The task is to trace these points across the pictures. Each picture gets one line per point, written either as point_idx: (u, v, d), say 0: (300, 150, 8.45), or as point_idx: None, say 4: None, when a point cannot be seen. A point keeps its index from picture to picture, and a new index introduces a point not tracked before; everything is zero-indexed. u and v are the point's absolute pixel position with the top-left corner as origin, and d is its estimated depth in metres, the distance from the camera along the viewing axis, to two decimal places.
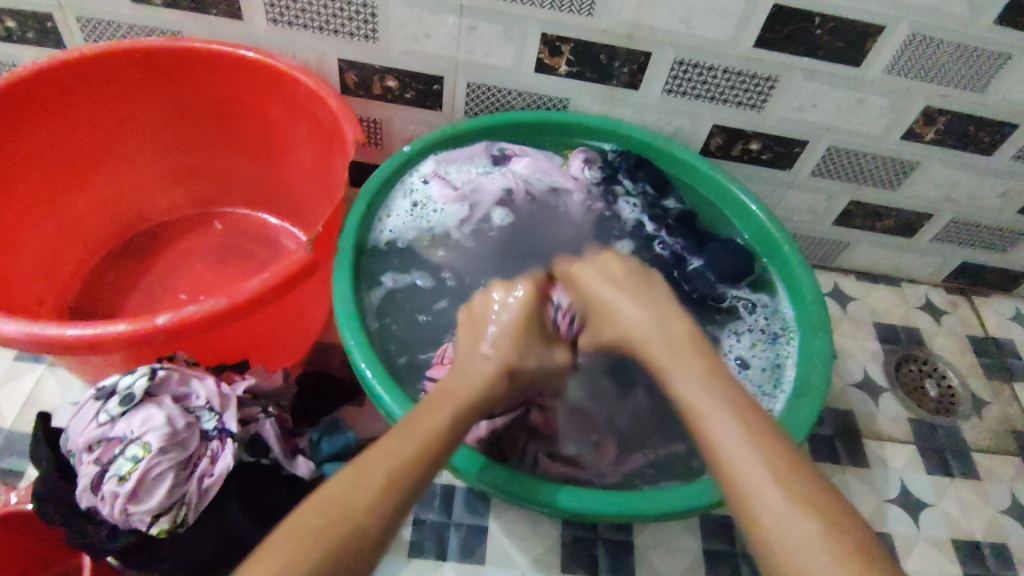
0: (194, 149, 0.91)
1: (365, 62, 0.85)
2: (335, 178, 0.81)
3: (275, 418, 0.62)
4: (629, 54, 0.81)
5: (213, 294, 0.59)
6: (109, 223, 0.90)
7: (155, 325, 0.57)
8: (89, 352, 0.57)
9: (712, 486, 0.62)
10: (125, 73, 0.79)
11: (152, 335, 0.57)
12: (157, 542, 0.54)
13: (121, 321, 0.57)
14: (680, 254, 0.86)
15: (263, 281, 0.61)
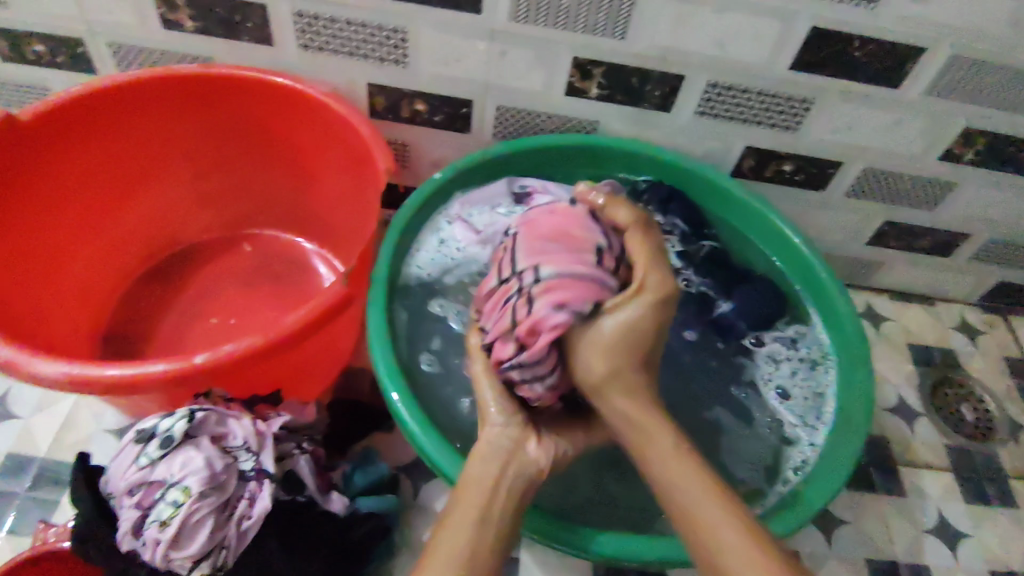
0: (225, 173, 0.92)
1: (395, 86, 0.84)
2: (367, 205, 0.81)
3: (309, 454, 0.63)
4: (661, 77, 0.80)
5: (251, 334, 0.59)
6: (142, 248, 0.91)
7: (193, 365, 0.58)
8: (128, 392, 0.57)
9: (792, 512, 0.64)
10: (158, 100, 0.80)
11: (190, 374, 0.58)
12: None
13: (159, 361, 0.57)
14: (707, 296, 0.83)
15: (298, 317, 0.61)
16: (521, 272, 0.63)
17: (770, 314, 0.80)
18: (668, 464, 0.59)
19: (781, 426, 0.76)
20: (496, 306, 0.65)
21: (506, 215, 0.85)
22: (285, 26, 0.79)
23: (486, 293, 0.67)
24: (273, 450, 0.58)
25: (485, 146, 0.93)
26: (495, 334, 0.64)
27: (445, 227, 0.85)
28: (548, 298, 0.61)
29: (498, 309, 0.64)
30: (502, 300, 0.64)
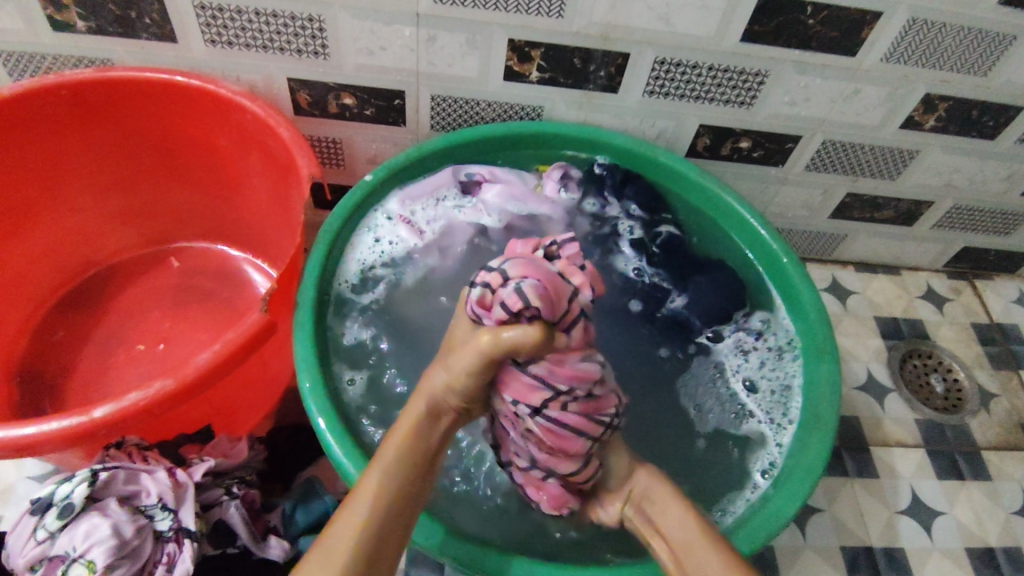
0: (140, 184, 0.84)
1: (318, 80, 0.77)
2: (293, 212, 0.74)
3: (241, 499, 0.59)
4: (605, 56, 0.74)
5: (158, 378, 0.53)
6: (54, 274, 0.84)
7: (93, 420, 0.51)
8: (22, 455, 0.51)
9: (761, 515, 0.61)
10: (52, 110, 0.72)
11: (92, 429, 0.51)
12: None
13: (56, 417, 0.51)
14: (661, 288, 0.78)
15: (212, 354, 0.54)
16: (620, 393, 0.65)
17: (729, 307, 0.75)
18: (676, 516, 0.56)
19: (747, 417, 0.72)
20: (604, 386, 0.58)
21: (455, 210, 0.81)
22: (187, 21, 0.71)
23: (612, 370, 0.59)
24: (194, 503, 0.55)
25: (424, 138, 0.86)
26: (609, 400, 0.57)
27: (383, 226, 0.76)
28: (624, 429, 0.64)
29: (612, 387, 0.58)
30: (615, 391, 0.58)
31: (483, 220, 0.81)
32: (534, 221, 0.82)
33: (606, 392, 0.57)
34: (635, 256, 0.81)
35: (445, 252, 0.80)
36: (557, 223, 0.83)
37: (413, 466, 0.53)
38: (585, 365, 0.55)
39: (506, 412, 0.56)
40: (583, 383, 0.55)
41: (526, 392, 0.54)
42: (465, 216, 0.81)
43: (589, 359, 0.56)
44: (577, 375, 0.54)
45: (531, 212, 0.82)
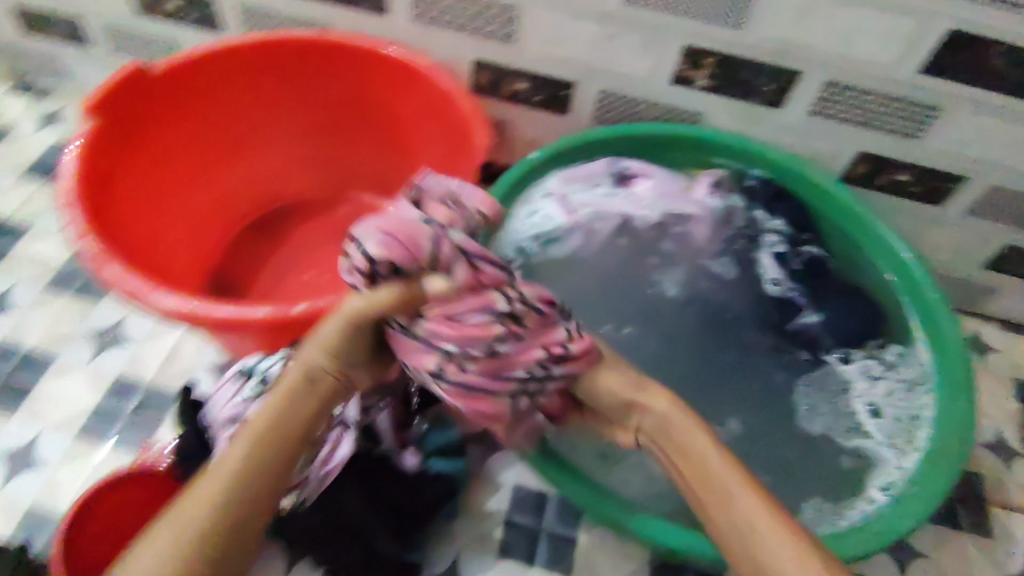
0: (330, 136, 0.96)
1: (500, 63, 0.85)
2: (461, 177, 0.82)
3: (388, 412, 0.71)
4: (775, 72, 0.77)
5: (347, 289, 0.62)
6: (250, 202, 0.97)
7: (291, 313, 0.61)
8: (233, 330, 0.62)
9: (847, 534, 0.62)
10: (276, 62, 0.84)
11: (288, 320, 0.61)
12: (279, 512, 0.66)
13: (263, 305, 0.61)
14: (796, 303, 0.79)
15: None
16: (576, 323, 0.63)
17: (863, 330, 0.77)
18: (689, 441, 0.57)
19: (865, 440, 0.73)
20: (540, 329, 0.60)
21: (606, 196, 0.84)
22: None
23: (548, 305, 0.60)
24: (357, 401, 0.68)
25: (585, 129, 0.92)
26: (537, 345, 0.60)
27: (539, 201, 0.83)
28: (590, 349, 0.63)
29: (541, 332, 0.60)
30: (552, 329, 0.60)
31: (633, 211, 0.85)
32: (682, 219, 0.85)
33: (525, 339, 0.59)
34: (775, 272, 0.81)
35: (591, 235, 0.84)
36: (703, 226, 0.85)
37: (290, 426, 0.54)
38: (485, 320, 0.57)
39: (416, 373, 0.62)
40: (479, 342, 0.57)
41: (417, 353, 0.59)
42: (617, 203, 0.84)
43: (485, 310, 0.57)
44: (464, 336, 0.57)
45: (680, 211, 0.84)
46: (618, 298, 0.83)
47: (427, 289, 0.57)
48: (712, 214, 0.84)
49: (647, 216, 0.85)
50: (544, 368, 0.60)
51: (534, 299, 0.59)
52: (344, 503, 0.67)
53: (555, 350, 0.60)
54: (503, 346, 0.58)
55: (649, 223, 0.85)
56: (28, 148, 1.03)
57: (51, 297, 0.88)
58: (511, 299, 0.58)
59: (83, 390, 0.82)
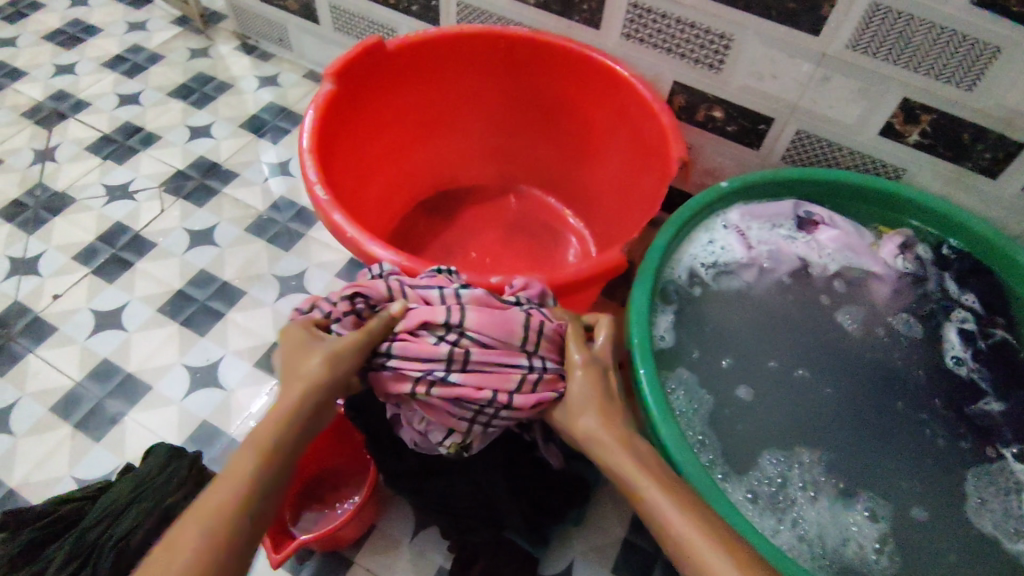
0: (516, 131, 1.01)
1: (700, 89, 0.86)
2: (650, 189, 0.85)
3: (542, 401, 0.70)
4: (1000, 140, 0.73)
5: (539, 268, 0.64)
6: (429, 178, 1.03)
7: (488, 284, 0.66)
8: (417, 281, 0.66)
9: None
10: (488, 56, 0.90)
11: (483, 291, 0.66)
12: (428, 474, 0.68)
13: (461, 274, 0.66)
14: (979, 388, 0.72)
15: (580, 269, 0.66)
16: (541, 361, 0.62)
17: None
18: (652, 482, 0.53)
19: None
20: (499, 369, 0.60)
21: (786, 238, 0.82)
22: (617, 14, 0.84)
23: (495, 339, 0.60)
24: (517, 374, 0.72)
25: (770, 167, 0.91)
26: (487, 384, 0.59)
27: (719, 230, 0.81)
28: (553, 390, 0.61)
29: (502, 366, 0.60)
30: (503, 356, 0.60)
31: (813, 258, 0.81)
32: (862, 275, 0.81)
33: (476, 362, 0.59)
34: (956, 346, 0.75)
35: (764, 274, 0.81)
36: (884, 285, 0.80)
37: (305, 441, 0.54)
38: (434, 339, 0.60)
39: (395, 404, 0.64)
40: (435, 364, 0.59)
41: (390, 383, 0.61)
42: (796, 246, 0.81)
43: (428, 334, 0.60)
44: (420, 360, 0.59)
45: (861, 266, 0.80)
46: (787, 347, 0.76)
47: (393, 313, 0.61)
48: (898, 275, 0.80)
49: (826, 264, 0.81)
50: (503, 401, 0.60)
51: (484, 326, 0.60)
52: (490, 483, 0.67)
53: (503, 397, 0.60)
54: (448, 375, 0.59)
55: (828, 272, 0.81)
56: (247, 103, 1.15)
57: (249, 238, 0.98)
58: (451, 327, 0.60)
59: (264, 326, 0.91)
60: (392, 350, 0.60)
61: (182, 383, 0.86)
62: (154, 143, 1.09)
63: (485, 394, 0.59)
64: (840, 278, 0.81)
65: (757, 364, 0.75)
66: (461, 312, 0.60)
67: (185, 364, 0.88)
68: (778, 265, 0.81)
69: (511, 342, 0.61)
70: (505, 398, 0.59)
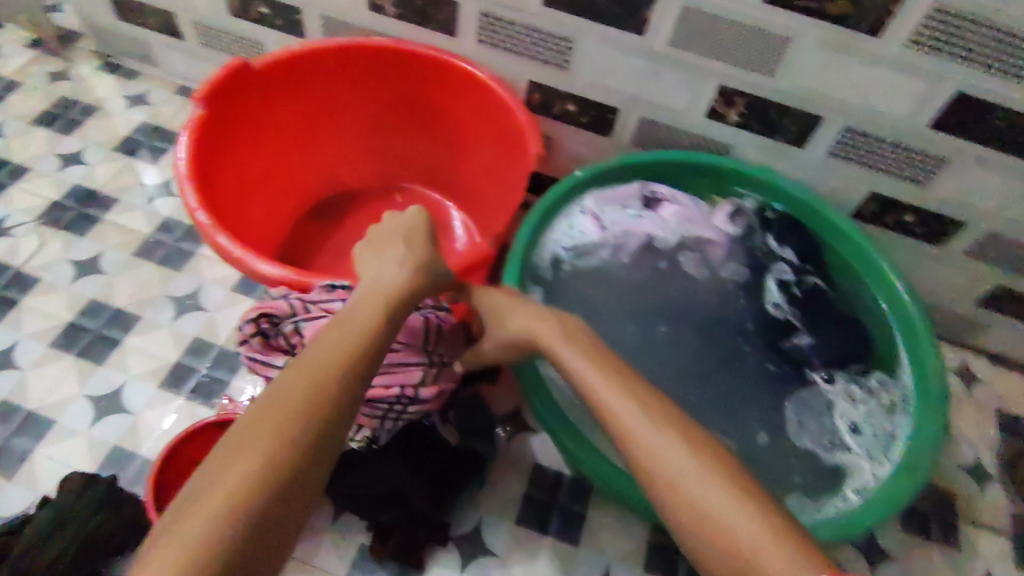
0: (391, 132, 1.07)
1: (553, 85, 0.95)
2: (515, 180, 0.93)
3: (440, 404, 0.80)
4: (801, 115, 0.86)
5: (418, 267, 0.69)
6: (315, 184, 1.08)
7: None
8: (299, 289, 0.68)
9: (820, 527, 0.71)
10: (355, 65, 0.95)
11: None
12: (341, 475, 0.76)
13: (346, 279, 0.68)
14: (793, 325, 0.88)
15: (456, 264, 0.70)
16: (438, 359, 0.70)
17: (844, 359, 0.85)
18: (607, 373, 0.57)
19: (846, 450, 0.80)
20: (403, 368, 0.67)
21: (635, 217, 0.95)
22: (471, 22, 0.91)
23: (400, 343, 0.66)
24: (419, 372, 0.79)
25: (622, 149, 1.01)
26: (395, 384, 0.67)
27: (576, 217, 0.93)
28: (449, 380, 0.72)
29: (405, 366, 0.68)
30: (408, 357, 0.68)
31: (657, 233, 0.95)
32: (701, 243, 0.95)
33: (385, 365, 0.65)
34: (775, 293, 0.91)
35: (618, 250, 0.95)
36: (719, 248, 0.95)
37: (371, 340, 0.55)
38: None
39: None
40: None
41: None
42: (643, 224, 0.95)
43: None
44: None
45: (699, 235, 0.95)
46: (641, 315, 0.91)
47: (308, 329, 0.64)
48: (728, 239, 0.95)
49: (669, 237, 0.96)
50: (410, 396, 0.68)
51: None
52: (395, 473, 0.76)
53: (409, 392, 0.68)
54: None
55: (671, 243, 0.95)
56: (118, 125, 1.14)
57: (137, 262, 1.00)
58: None
59: (164, 347, 0.93)
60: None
61: (87, 413, 0.88)
62: (24, 175, 1.07)
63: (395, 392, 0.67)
64: (684, 246, 0.96)
65: (615, 330, 0.90)
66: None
67: (87, 394, 0.89)
68: (629, 240, 0.95)
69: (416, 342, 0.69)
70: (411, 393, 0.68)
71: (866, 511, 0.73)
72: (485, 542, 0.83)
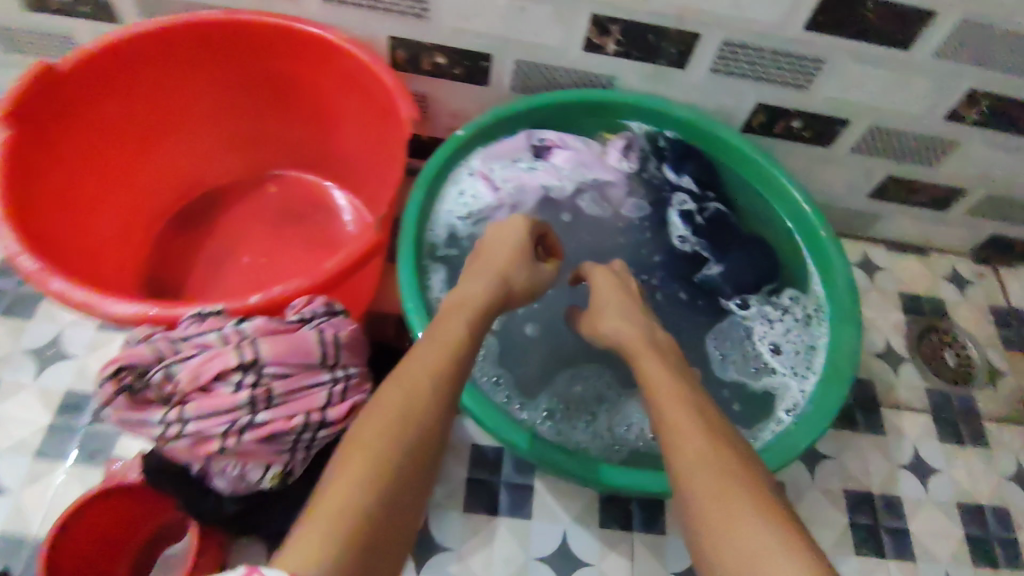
0: (247, 116, 0.95)
1: (416, 39, 0.86)
2: (392, 149, 0.85)
3: None
4: (678, 35, 0.81)
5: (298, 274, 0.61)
6: (169, 191, 0.96)
7: (249, 304, 0.60)
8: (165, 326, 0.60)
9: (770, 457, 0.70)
10: (187, 47, 0.83)
11: (248, 312, 0.60)
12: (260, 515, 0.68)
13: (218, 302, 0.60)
14: (702, 256, 0.88)
15: (340, 261, 0.62)
16: (344, 369, 0.61)
17: (754, 283, 0.85)
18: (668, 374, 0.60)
19: (772, 372, 0.82)
20: (304, 387, 0.58)
21: (528, 171, 0.91)
22: None
23: (291, 361, 0.57)
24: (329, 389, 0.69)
25: (503, 98, 0.94)
26: (297, 409, 0.57)
27: (465, 180, 0.88)
28: (361, 392, 0.62)
29: (307, 387, 0.58)
30: (307, 379, 0.58)
31: (554, 185, 0.93)
32: (598, 184, 0.94)
33: (282, 395, 0.57)
34: (679, 226, 0.91)
35: (515, 209, 0.91)
36: (617, 187, 0.94)
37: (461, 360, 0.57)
38: (231, 387, 0.55)
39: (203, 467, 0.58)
40: (236, 411, 0.55)
41: (195, 448, 0.55)
42: (539, 177, 0.92)
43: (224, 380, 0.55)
44: (220, 409, 0.55)
45: (596, 177, 0.93)
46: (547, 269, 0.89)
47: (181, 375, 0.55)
48: (625, 176, 0.94)
49: (564, 185, 0.93)
50: (318, 421, 0.58)
51: (279, 356, 0.57)
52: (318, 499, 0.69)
53: (316, 414, 0.57)
54: (255, 414, 0.55)
55: (567, 192, 0.94)
56: None
57: None
58: (246, 365, 0.56)
59: (30, 411, 0.81)
60: (185, 414, 0.55)
61: None
62: None
63: (300, 418, 0.57)
64: (581, 191, 0.94)
65: None
66: (251, 348, 0.56)
67: None
68: (525, 196, 0.92)
69: (312, 361, 0.58)
70: (319, 413, 0.58)
71: (800, 429, 0.72)
72: (437, 538, 0.79)
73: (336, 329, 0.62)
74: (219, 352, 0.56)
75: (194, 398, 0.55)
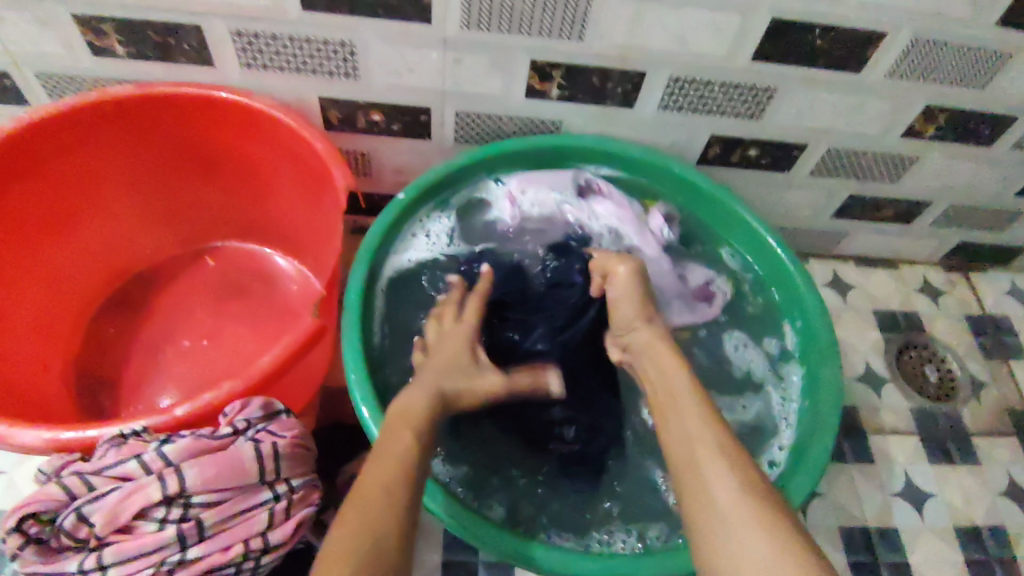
0: (177, 188, 0.90)
1: (347, 98, 0.80)
2: (329, 216, 0.80)
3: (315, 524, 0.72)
4: (623, 75, 0.77)
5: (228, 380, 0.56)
6: (99, 275, 0.90)
7: (173, 417, 0.55)
8: (80, 451, 0.55)
9: None
10: (100, 126, 0.77)
11: (173, 425, 0.56)
12: None
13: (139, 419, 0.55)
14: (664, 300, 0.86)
15: (275, 355, 0.58)
16: (285, 483, 0.58)
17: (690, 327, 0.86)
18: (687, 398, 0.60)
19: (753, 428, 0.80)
20: (239, 513, 0.55)
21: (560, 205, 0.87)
22: (224, 47, 0.74)
23: (222, 487, 0.55)
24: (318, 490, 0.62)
25: (449, 151, 0.90)
26: (232, 540, 0.54)
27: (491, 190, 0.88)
28: (307, 504, 0.59)
29: (241, 514, 0.56)
30: (244, 502, 0.56)
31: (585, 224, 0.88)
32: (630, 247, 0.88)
33: (213, 526, 0.55)
34: None
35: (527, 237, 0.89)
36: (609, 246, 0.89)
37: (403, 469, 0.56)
38: (155, 523, 0.53)
39: None
40: (164, 550, 0.53)
41: None
42: (568, 212, 0.88)
43: (150, 518, 0.53)
44: (145, 550, 0.52)
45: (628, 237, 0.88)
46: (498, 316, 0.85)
47: (100, 518, 0.53)
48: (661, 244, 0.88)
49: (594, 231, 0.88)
50: (259, 548, 0.55)
51: (210, 483, 0.54)
52: None
53: (255, 541, 0.55)
54: (185, 551, 0.53)
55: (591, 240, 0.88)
56: None
57: None
58: (171, 497, 0.54)
59: None
60: (105, 559, 0.52)
61: None
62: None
63: (238, 548, 0.54)
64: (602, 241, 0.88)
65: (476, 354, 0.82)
66: (176, 479, 0.53)
67: None
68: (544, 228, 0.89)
69: (246, 481, 0.56)
70: (260, 540, 0.56)
71: (788, 487, 0.70)
72: None
73: (274, 437, 0.58)
74: (139, 486, 0.53)
75: (115, 538, 0.53)
